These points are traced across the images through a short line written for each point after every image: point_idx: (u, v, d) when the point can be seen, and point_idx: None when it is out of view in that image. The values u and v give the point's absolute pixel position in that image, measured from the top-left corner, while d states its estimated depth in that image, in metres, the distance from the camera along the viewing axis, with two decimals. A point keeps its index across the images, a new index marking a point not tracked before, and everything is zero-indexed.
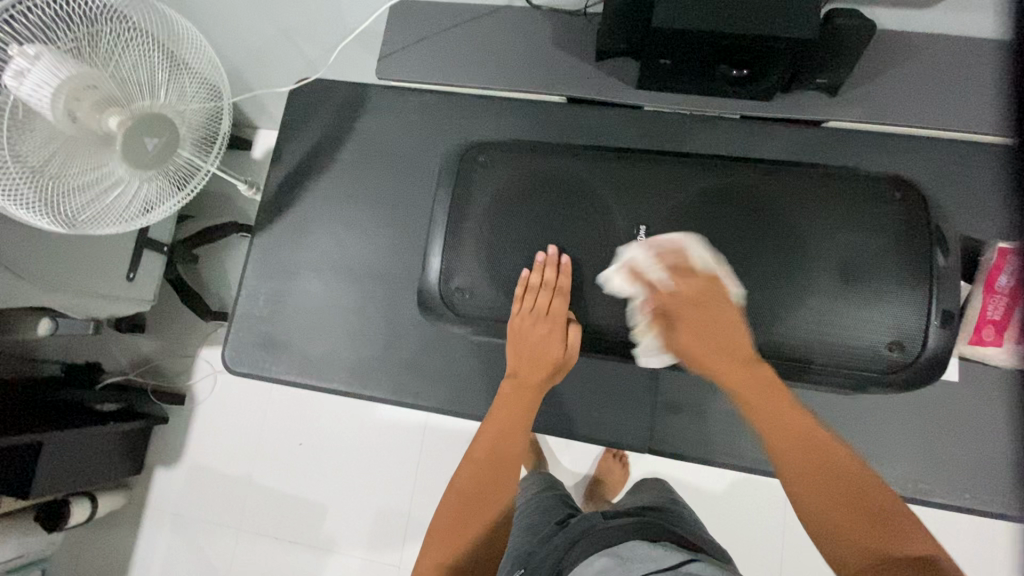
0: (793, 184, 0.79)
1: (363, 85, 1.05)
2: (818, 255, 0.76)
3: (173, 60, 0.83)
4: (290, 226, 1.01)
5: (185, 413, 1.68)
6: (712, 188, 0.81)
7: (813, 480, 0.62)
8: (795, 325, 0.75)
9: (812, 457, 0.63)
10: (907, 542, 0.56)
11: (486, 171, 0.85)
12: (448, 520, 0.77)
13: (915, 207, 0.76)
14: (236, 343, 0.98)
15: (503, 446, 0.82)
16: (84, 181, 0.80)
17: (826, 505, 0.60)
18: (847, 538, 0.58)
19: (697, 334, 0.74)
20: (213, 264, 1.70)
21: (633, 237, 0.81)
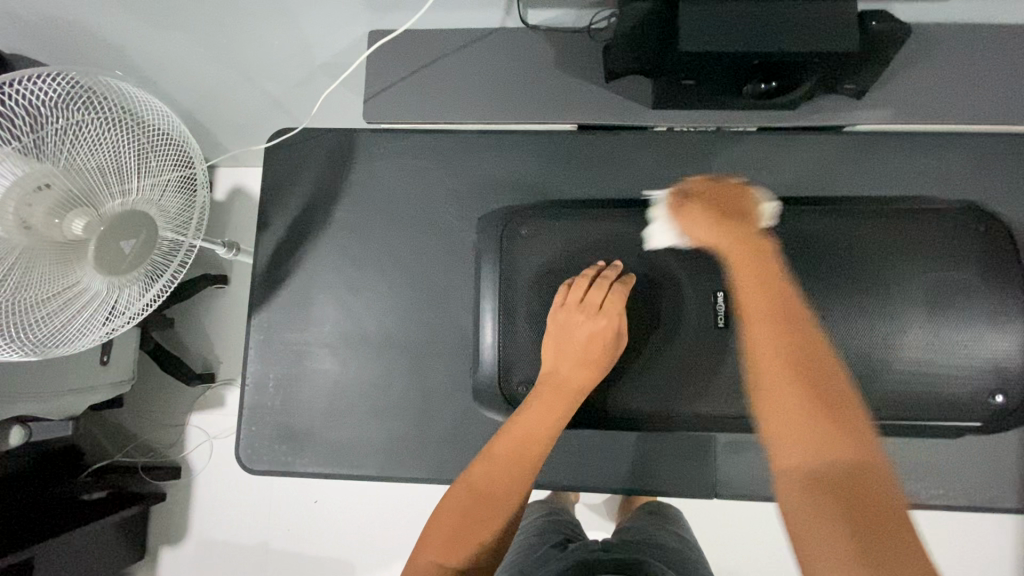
0: (877, 228, 0.79)
1: (347, 132, 0.94)
2: (900, 296, 0.77)
3: (143, 142, 0.71)
4: (290, 302, 0.91)
5: (183, 487, 1.56)
6: (795, 239, 0.80)
7: (778, 356, 0.55)
8: (897, 376, 0.75)
9: (782, 336, 0.56)
10: (863, 454, 0.50)
11: (532, 243, 0.83)
12: (456, 514, 0.65)
13: (1001, 239, 0.78)
14: (251, 440, 0.89)
15: (527, 445, 0.70)
16: (51, 298, 0.68)
17: (785, 395, 0.53)
18: (800, 442, 0.51)
19: (718, 202, 0.71)
20: (191, 324, 1.57)
21: (712, 304, 0.80)
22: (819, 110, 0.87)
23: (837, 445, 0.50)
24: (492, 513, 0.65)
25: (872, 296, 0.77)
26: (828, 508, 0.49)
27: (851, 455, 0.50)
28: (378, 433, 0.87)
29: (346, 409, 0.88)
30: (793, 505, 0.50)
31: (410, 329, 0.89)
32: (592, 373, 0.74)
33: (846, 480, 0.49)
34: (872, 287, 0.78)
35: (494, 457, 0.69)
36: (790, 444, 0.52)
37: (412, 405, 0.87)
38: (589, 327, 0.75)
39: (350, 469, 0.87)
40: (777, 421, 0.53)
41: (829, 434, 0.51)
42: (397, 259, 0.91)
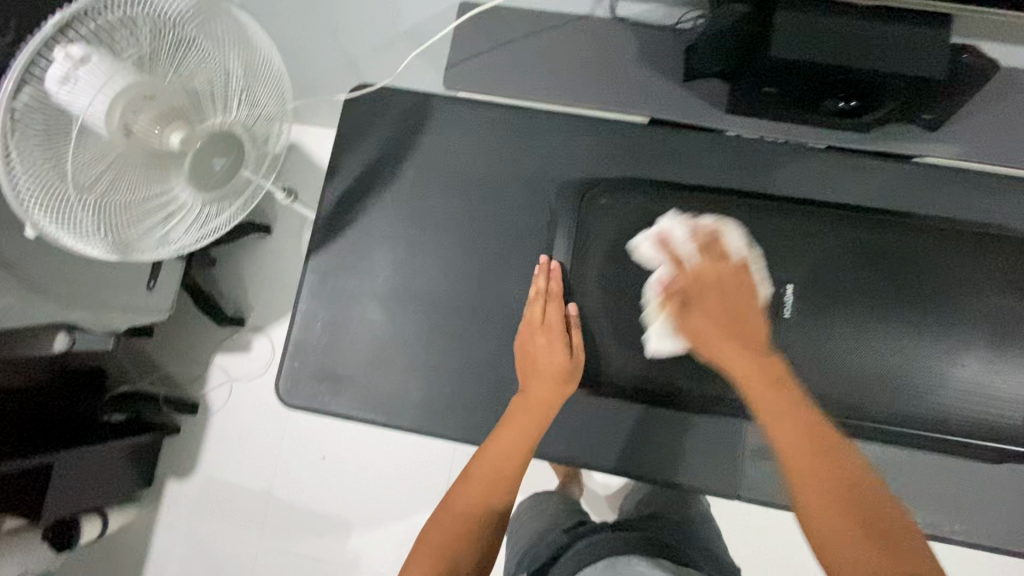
0: (945, 245, 0.81)
1: (425, 96, 0.97)
2: (962, 321, 0.78)
3: (250, 70, 0.75)
4: (348, 249, 0.94)
5: (198, 424, 1.60)
6: (864, 243, 0.81)
7: (815, 466, 0.61)
8: (945, 396, 0.77)
9: (816, 449, 0.62)
10: (920, 562, 0.55)
11: (605, 214, 0.86)
12: (442, 542, 0.70)
13: None
14: (291, 375, 0.91)
15: (505, 465, 0.76)
16: (140, 204, 0.72)
17: (833, 511, 0.59)
18: (858, 555, 0.56)
19: (707, 296, 0.76)
20: (230, 268, 1.61)
21: (781, 297, 0.81)
22: (891, 137, 0.88)
23: (886, 557, 0.55)
24: (471, 535, 0.71)
25: (934, 310, 0.78)
26: (864, 554, 0.56)
27: (907, 566, 0.55)
28: (415, 387, 0.90)
29: (388, 359, 0.91)
30: (853, 573, 0.56)
31: (459, 292, 0.91)
32: (553, 386, 0.81)
33: None
34: (934, 302, 0.79)
35: (471, 479, 0.76)
36: (847, 553, 0.57)
37: (451, 365, 0.90)
38: (540, 342, 0.83)
39: (383, 417, 0.89)
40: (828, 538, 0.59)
41: (851, 501, 0.59)
42: (456, 223, 0.93)
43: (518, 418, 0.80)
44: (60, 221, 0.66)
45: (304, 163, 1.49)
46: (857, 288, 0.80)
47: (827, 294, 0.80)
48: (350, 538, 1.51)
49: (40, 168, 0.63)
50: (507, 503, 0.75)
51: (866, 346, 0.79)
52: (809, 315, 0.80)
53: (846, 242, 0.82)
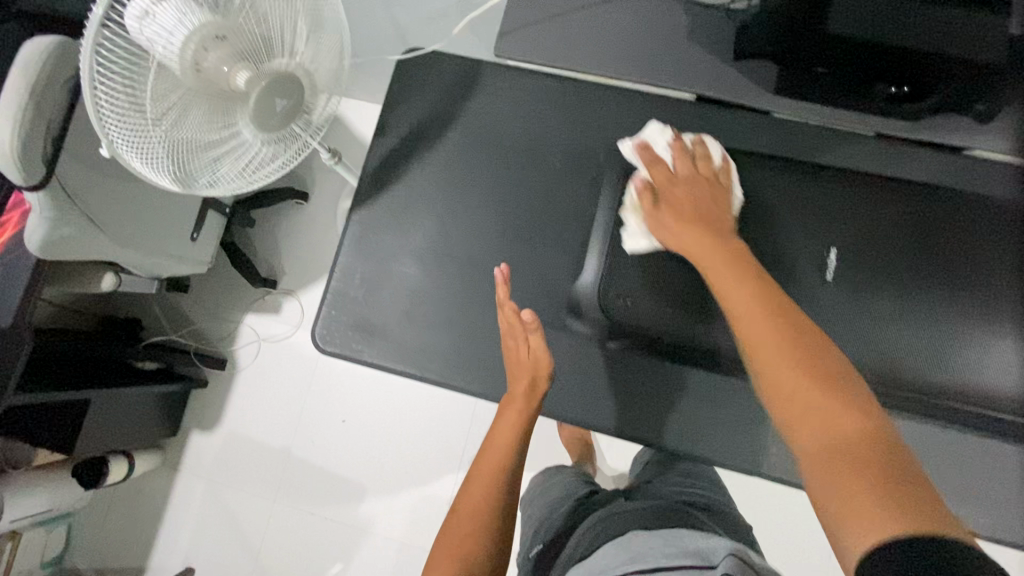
0: (985, 226, 0.81)
1: (475, 63, 0.99)
2: (999, 304, 0.78)
3: (314, 19, 0.77)
4: (390, 206, 0.97)
5: (225, 379, 1.64)
6: (905, 217, 0.82)
7: (776, 336, 0.58)
8: (982, 372, 0.76)
9: (776, 320, 0.59)
10: (865, 419, 0.51)
11: None
12: (455, 545, 0.72)
13: None
14: (325, 322, 0.94)
15: (497, 458, 0.79)
16: (205, 142, 0.75)
17: (793, 374, 0.55)
18: (814, 413, 0.53)
19: (683, 198, 0.77)
20: (266, 230, 1.65)
21: (825, 260, 0.81)
22: (941, 127, 0.87)
23: (843, 416, 0.51)
24: (476, 537, 0.72)
25: (972, 288, 0.78)
26: (821, 405, 0.53)
27: (856, 425, 0.51)
28: (446, 343, 0.92)
29: (421, 314, 0.93)
30: (820, 457, 0.51)
31: (495, 253, 0.93)
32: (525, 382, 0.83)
33: (870, 451, 0.49)
34: (972, 280, 0.79)
35: (473, 479, 0.78)
36: (803, 413, 0.53)
37: (482, 324, 0.92)
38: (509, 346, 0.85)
39: (412, 368, 0.91)
40: (784, 399, 0.55)
41: (835, 406, 0.52)
42: (496, 187, 0.95)
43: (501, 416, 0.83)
44: (135, 150, 0.70)
45: (346, 133, 1.53)
46: (898, 259, 0.80)
47: (870, 263, 0.81)
48: (362, 501, 1.55)
49: (117, 94, 0.67)
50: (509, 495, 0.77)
51: (905, 318, 0.78)
52: (849, 282, 0.80)
53: (888, 216, 0.82)
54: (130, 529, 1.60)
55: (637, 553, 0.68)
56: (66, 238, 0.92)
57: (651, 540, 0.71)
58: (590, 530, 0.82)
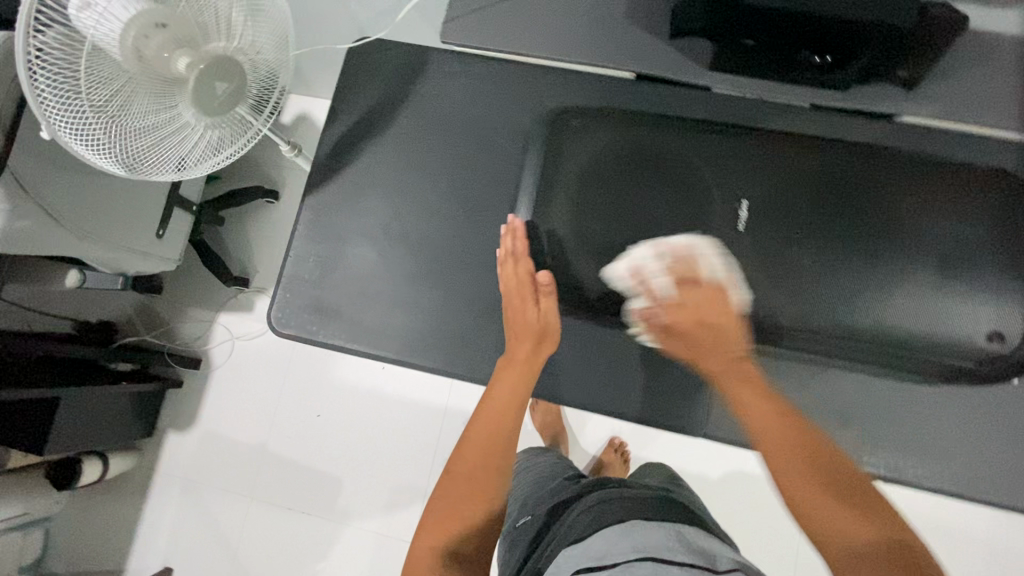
0: (892, 173, 0.82)
1: (424, 49, 1.02)
2: (902, 246, 0.79)
3: (253, 4, 0.78)
4: (343, 190, 0.99)
5: (200, 378, 1.65)
6: (810, 168, 0.84)
7: (800, 463, 0.67)
8: (880, 310, 0.78)
9: (799, 445, 0.69)
10: (888, 525, 0.61)
11: (579, 135, 0.90)
12: (448, 505, 0.76)
13: (1003, 199, 0.79)
14: (282, 304, 0.96)
15: (496, 425, 0.83)
16: (148, 125, 0.77)
17: (813, 491, 0.65)
18: (832, 526, 0.62)
19: (686, 326, 0.81)
20: (238, 229, 1.67)
21: (733, 210, 0.84)
22: (873, 96, 0.89)
23: (861, 527, 0.61)
24: (470, 505, 0.76)
25: (874, 229, 0.80)
26: (839, 516, 0.62)
27: (874, 533, 0.60)
28: (400, 321, 0.94)
29: (376, 294, 0.95)
30: (851, 562, 0.59)
31: (446, 232, 0.95)
32: (528, 345, 0.85)
33: (889, 548, 0.59)
34: (873, 224, 0.80)
35: (467, 442, 0.83)
36: (826, 528, 0.62)
37: (435, 301, 0.94)
38: (516, 306, 0.86)
39: (367, 347, 0.93)
40: (809, 507, 0.64)
41: (853, 516, 0.62)
42: (446, 169, 0.97)
43: (503, 376, 0.86)
44: (76, 133, 0.72)
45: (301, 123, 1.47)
46: (801, 208, 0.82)
47: (771, 216, 0.83)
48: (339, 494, 1.56)
49: (56, 79, 0.69)
50: (507, 462, 0.82)
51: (808, 261, 0.81)
52: (750, 228, 0.84)
53: (795, 168, 0.84)
54: (107, 530, 1.60)
55: (643, 548, 0.67)
56: (23, 231, 0.93)
57: (648, 536, 0.69)
58: (577, 515, 0.80)
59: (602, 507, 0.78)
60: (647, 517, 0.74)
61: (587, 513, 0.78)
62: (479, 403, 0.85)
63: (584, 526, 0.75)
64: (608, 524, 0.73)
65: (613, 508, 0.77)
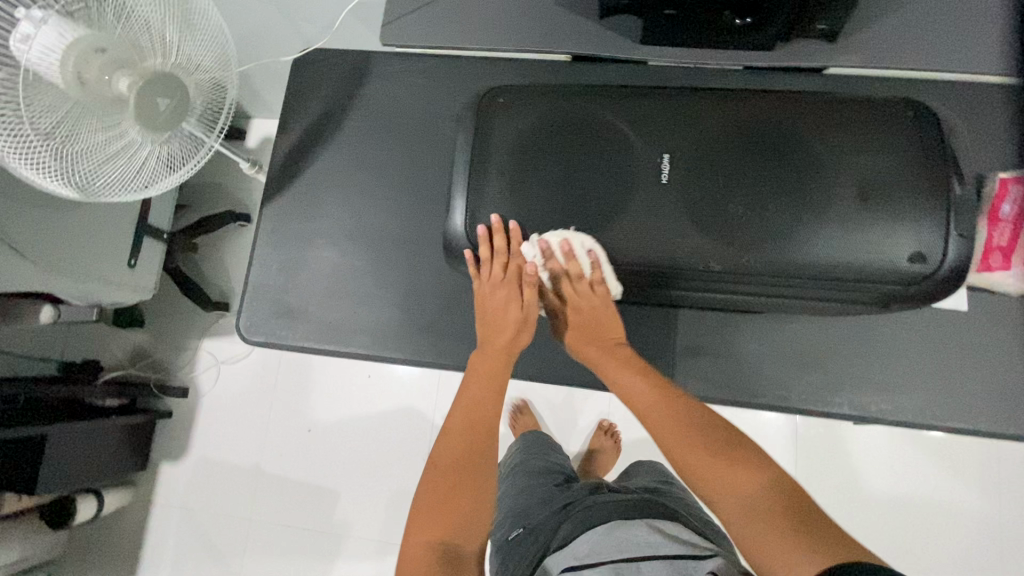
0: (815, 113, 0.79)
1: (367, 54, 1.05)
2: (831, 182, 0.75)
3: (184, 20, 0.82)
4: (300, 197, 1.01)
5: (188, 406, 1.65)
6: (737, 118, 0.79)
7: (682, 434, 0.74)
8: (821, 248, 0.73)
9: (677, 417, 0.76)
10: (770, 478, 0.68)
11: (508, 112, 0.83)
12: (436, 503, 0.74)
13: (927, 125, 0.76)
14: (251, 313, 0.98)
15: (479, 417, 0.81)
16: (97, 148, 0.79)
17: (709, 461, 0.71)
18: (721, 487, 0.69)
19: (587, 318, 0.85)
20: (213, 254, 1.68)
21: (657, 166, 0.79)
22: (796, 52, 0.93)
23: (748, 484, 0.68)
24: (466, 504, 0.74)
25: (801, 170, 0.76)
26: (726, 478, 0.69)
27: (761, 487, 0.67)
28: (367, 316, 0.96)
29: (341, 293, 0.97)
30: (744, 522, 0.66)
31: (404, 226, 0.98)
32: (508, 336, 0.85)
33: (779, 503, 0.66)
34: (802, 165, 0.76)
35: (449, 437, 0.80)
36: (727, 488, 0.68)
37: (399, 293, 0.96)
38: (498, 298, 0.84)
39: (337, 345, 0.95)
40: (698, 475, 0.71)
41: (738, 474, 0.69)
42: (398, 165, 1.00)
43: (482, 370, 0.84)
44: (27, 162, 0.74)
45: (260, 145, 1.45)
46: (731, 157, 0.78)
47: (701, 167, 0.78)
48: (337, 507, 1.56)
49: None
50: (490, 456, 0.79)
51: (738, 207, 0.76)
52: (682, 182, 0.78)
53: (723, 117, 0.80)
54: (110, 567, 1.59)
55: (624, 549, 0.67)
56: None
57: (634, 535, 0.69)
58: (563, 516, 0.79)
59: (585, 506, 0.78)
60: (626, 515, 0.74)
61: (571, 514, 0.79)
62: (458, 395, 0.83)
63: (566, 531, 0.75)
64: (589, 525, 0.74)
65: (598, 506, 0.78)
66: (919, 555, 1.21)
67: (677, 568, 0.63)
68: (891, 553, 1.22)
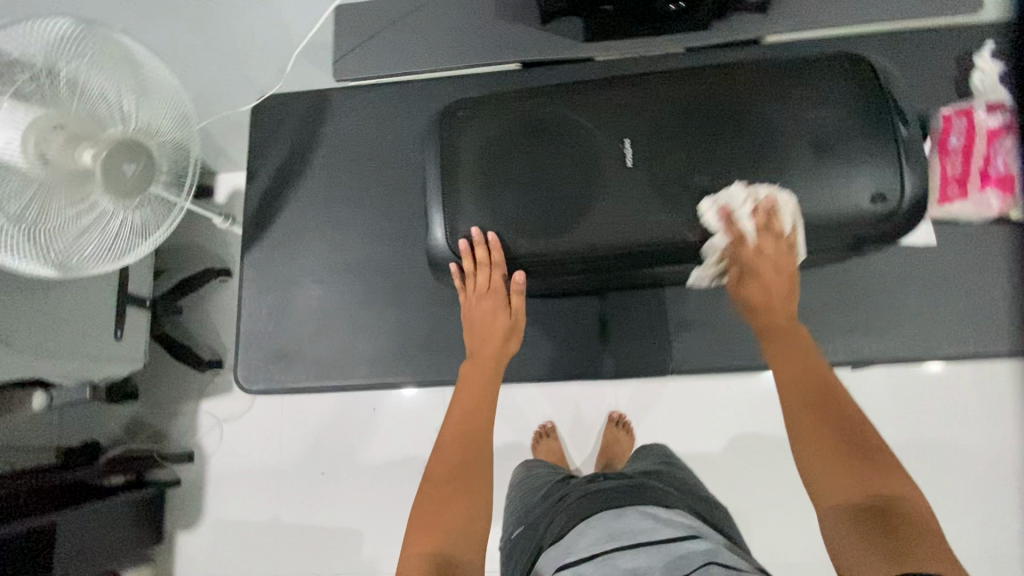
0: (758, 79, 0.82)
1: (323, 93, 1.06)
2: (784, 141, 0.79)
3: (139, 86, 0.82)
4: (279, 241, 1.02)
5: (196, 471, 1.63)
6: (687, 94, 0.83)
7: (823, 425, 0.73)
8: (785, 202, 0.77)
9: (830, 410, 0.75)
10: (901, 500, 0.65)
11: (467, 124, 0.86)
12: (433, 514, 0.74)
13: (865, 74, 0.80)
14: (245, 363, 0.98)
15: (473, 425, 0.84)
16: (70, 225, 0.79)
17: (832, 458, 0.71)
18: (836, 484, 0.69)
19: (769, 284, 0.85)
20: (198, 315, 1.67)
21: (619, 151, 0.81)
22: (734, 27, 0.97)
23: (872, 493, 0.66)
24: (465, 511, 0.75)
25: (755, 133, 0.79)
26: (846, 478, 0.68)
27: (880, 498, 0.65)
28: (364, 347, 0.96)
29: (335, 329, 0.97)
30: (842, 523, 0.65)
31: (386, 253, 0.99)
32: (496, 344, 0.89)
33: (885, 518, 0.63)
34: (755, 129, 0.80)
35: (445, 448, 0.82)
36: (829, 486, 0.69)
37: (392, 319, 0.97)
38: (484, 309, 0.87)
39: (339, 379, 0.96)
40: (813, 465, 0.72)
41: (863, 482, 0.67)
42: (372, 195, 1.02)
43: (472, 379, 0.87)
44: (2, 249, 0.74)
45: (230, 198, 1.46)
46: (687, 132, 0.81)
47: (661, 146, 0.81)
48: (363, 545, 1.54)
49: None
50: (484, 463, 0.81)
51: (703, 177, 0.79)
52: (646, 162, 0.80)
53: (672, 96, 0.83)
54: None
55: (618, 537, 0.68)
56: None
57: (626, 523, 0.70)
58: (559, 510, 0.80)
59: (578, 499, 0.79)
60: (616, 506, 0.75)
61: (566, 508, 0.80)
62: (451, 405, 0.86)
63: (560, 523, 0.77)
64: (580, 519, 0.74)
65: (590, 498, 0.79)
66: (935, 491, 1.23)
67: (670, 554, 0.63)
68: None
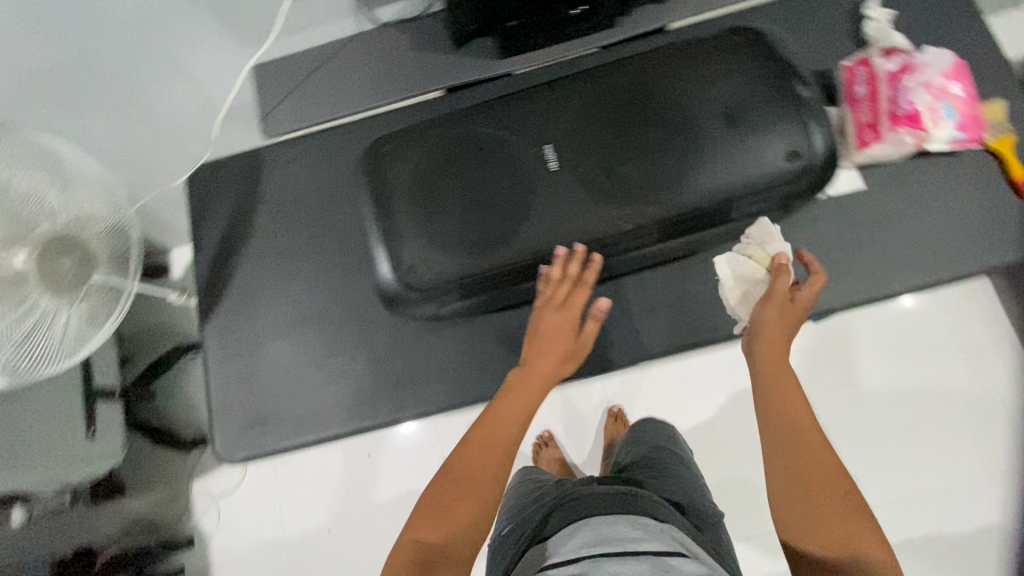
0: (662, 65, 0.86)
1: (255, 152, 1.07)
2: (697, 117, 0.82)
3: (63, 179, 0.82)
4: (236, 306, 1.01)
5: (199, 555, 1.58)
6: (598, 91, 0.85)
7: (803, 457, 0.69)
8: (710, 176, 0.80)
9: (808, 441, 0.70)
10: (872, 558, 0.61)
11: (394, 157, 0.87)
12: (439, 517, 0.70)
13: (759, 43, 0.84)
14: (222, 434, 0.96)
15: (503, 432, 0.79)
16: (11, 333, 0.76)
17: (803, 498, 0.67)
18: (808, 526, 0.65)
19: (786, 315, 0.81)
20: (174, 395, 1.63)
21: (544, 157, 0.83)
22: (638, 19, 1.01)
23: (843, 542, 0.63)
24: (470, 516, 0.71)
25: (669, 116, 0.82)
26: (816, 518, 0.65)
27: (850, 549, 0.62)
28: (338, 394, 0.96)
29: (306, 382, 0.97)
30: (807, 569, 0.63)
31: (344, 296, 0.99)
32: (553, 361, 0.84)
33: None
34: (668, 111, 0.82)
35: (470, 447, 0.77)
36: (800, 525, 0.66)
37: (361, 360, 0.96)
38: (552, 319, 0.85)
39: (319, 431, 0.95)
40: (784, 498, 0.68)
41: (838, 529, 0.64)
42: (320, 243, 1.02)
43: (521, 392, 0.83)
44: None
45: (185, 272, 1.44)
46: (604, 126, 0.83)
47: (582, 143, 0.83)
48: None
49: None
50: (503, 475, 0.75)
51: (627, 166, 0.81)
52: (572, 162, 0.83)
53: (585, 95, 0.86)
54: None
55: (608, 543, 0.68)
56: None
57: (617, 530, 0.70)
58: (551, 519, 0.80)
59: (570, 510, 0.79)
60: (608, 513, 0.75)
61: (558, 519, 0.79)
62: (489, 408, 0.82)
63: (553, 529, 0.77)
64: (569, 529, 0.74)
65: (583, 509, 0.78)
66: (924, 422, 1.26)
67: (657, 564, 0.62)
68: (899, 429, 1.27)
